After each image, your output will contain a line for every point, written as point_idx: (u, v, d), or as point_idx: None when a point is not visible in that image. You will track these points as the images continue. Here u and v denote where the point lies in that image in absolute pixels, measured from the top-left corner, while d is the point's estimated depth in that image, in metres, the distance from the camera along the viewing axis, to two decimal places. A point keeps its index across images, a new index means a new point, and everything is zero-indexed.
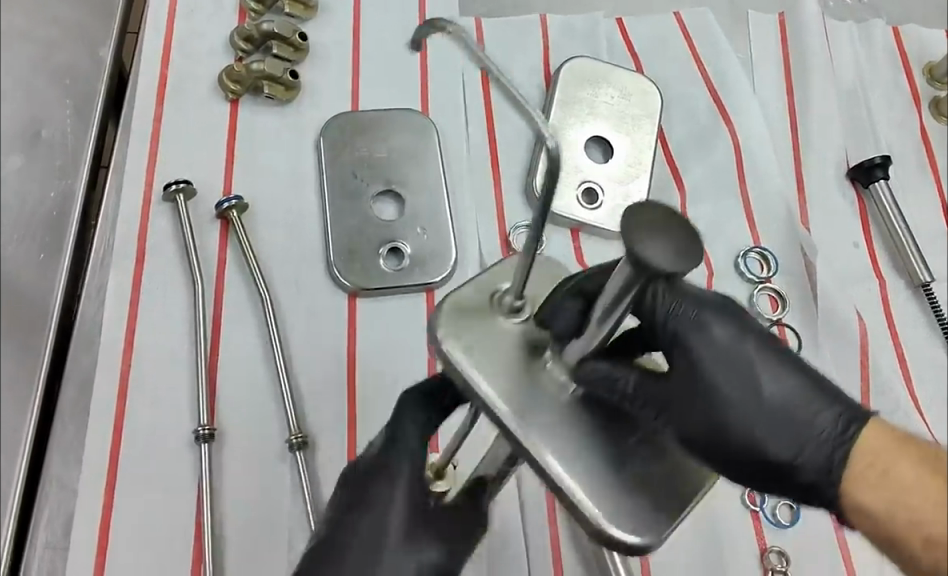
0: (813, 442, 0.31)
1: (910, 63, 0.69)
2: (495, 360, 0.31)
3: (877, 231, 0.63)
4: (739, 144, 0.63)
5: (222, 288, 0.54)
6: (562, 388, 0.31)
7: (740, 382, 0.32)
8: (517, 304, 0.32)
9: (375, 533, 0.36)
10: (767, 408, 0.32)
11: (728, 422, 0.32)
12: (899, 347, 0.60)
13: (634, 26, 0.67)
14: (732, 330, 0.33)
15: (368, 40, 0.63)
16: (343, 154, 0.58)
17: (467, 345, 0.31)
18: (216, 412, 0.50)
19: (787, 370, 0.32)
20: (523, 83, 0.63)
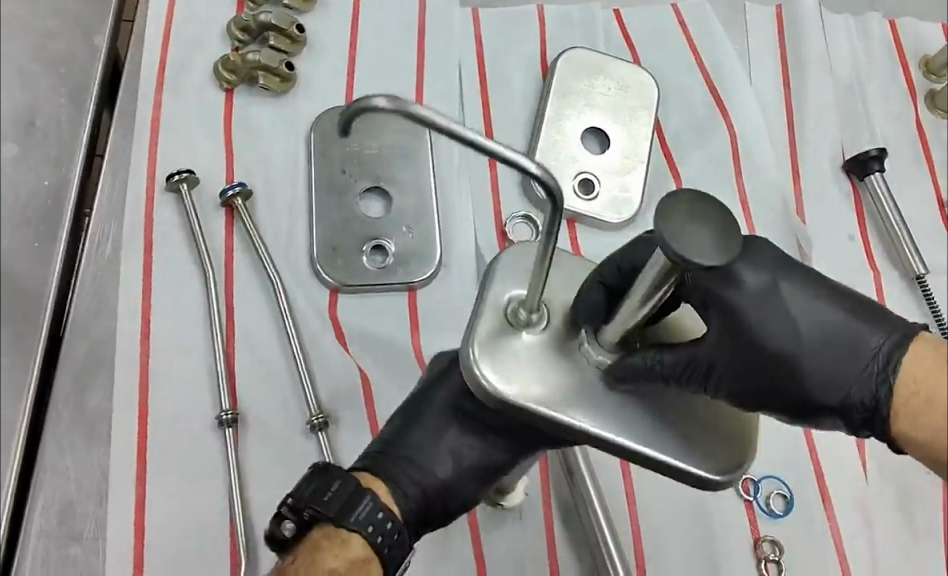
0: (860, 380, 0.29)
1: (906, 55, 0.69)
2: (528, 368, 0.32)
3: (872, 223, 0.63)
4: (735, 137, 0.63)
5: (232, 277, 0.54)
6: (596, 365, 0.33)
7: (777, 330, 0.29)
8: (533, 318, 0.33)
9: (444, 406, 0.36)
10: (813, 353, 0.29)
11: (766, 375, 0.30)
12: None
13: (631, 18, 0.67)
14: (767, 275, 0.29)
15: (366, 28, 0.62)
16: (335, 148, 0.58)
17: (495, 364, 0.32)
18: (237, 400, 0.51)
19: (823, 300, 0.29)
20: (519, 74, 0.63)
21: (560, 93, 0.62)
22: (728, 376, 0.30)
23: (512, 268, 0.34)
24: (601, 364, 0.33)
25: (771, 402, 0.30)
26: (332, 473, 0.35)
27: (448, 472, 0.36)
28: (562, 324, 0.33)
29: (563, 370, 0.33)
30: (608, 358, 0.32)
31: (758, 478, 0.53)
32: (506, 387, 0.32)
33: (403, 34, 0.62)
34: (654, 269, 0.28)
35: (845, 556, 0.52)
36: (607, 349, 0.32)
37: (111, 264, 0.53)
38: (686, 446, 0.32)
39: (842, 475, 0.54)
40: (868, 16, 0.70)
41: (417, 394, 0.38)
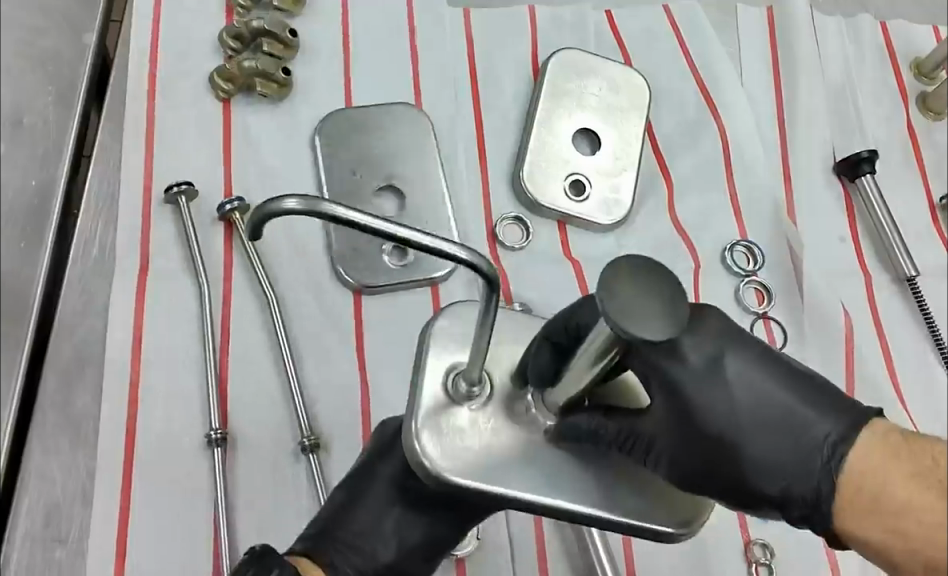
0: (804, 471, 0.27)
1: (897, 58, 0.70)
2: (469, 444, 0.30)
3: (862, 225, 0.63)
4: (726, 138, 0.63)
5: (228, 276, 0.53)
6: (539, 429, 0.31)
7: (716, 409, 0.27)
8: (474, 391, 0.31)
9: (388, 483, 0.33)
10: (755, 436, 0.27)
11: (702, 456, 0.28)
12: (884, 341, 0.60)
13: (622, 20, 0.67)
14: (709, 348, 0.28)
15: (357, 28, 0.62)
16: (341, 150, 0.58)
17: (435, 442, 0.30)
18: (227, 417, 0.49)
19: (768, 377, 0.28)
20: (510, 76, 0.63)
21: (551, 94, 0.62)
22: (665, 452, 0.29)
23: (448, 334, 0.32)
24: (542, 426, 0.31)
25: (709, 485, 0.28)
26: (266, 559, 0.32)
27: (391, 556, 0.33)
28: (505, 388, 0.31)
29: (508, 438, 0.31)
30: (551, 421, 0.31)
31: None
32: (449, 467, 0.30)
33: (395, 36, 0.62)
34: (597, 341, 0.27)
35: (834, 559, 0.52)
36: (552, 411, 0.31)
37: (98, 265, 0.52)
38: (637, 499, 0.31)
39: None
40: (860, 19, 0.70)
41: (362, 463, 0.35)
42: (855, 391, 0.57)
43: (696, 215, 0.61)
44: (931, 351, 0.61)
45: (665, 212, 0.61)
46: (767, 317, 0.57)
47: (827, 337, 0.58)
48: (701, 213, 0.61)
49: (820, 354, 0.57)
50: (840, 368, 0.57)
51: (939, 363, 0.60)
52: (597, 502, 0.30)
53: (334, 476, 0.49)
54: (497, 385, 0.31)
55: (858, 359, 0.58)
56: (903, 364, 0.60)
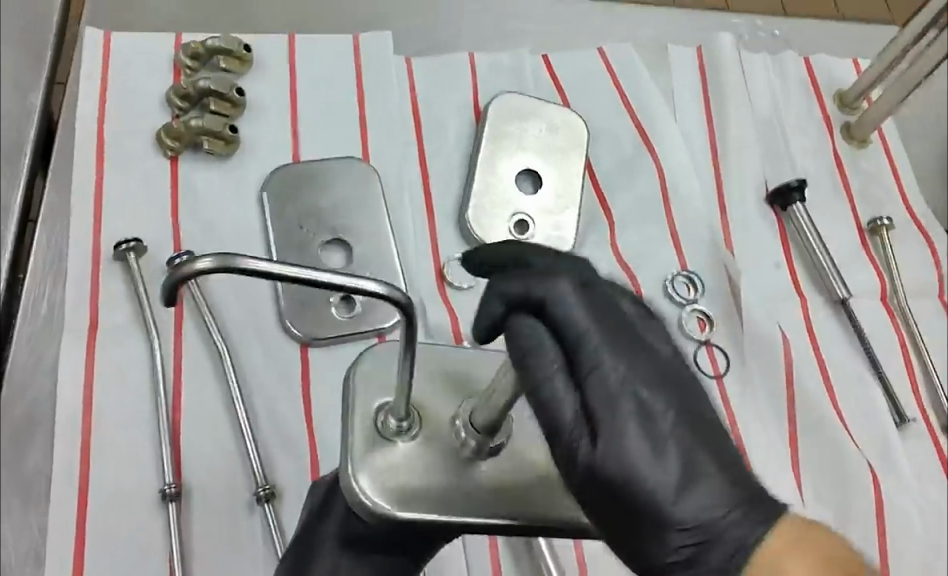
0: (666, 484, 0.30)
1: (821, 90, 0.74)
2: (398, 472, 0.31)
3: (795, 249, 0.65)
4: (663, 172, 0.65)
5: (181, 322, 0.53)
6: (464, 453, 0.31)
7: (613, 398, 0.31)
8: (404, 425, 0.31)
9: (331, 537, 0.34)
10: (651, 437, 0.30)
11: (611, 437, 0.30)
12: (823, 364, 0.60)
13: (559, 65, 0.70)
14: (624, 368, 0.31)
15: (305, 80, 0.64)
16: (287, 205, 0.58)
17: (365, 475, 0.30)
18: (181, 471, 0.49)
19: (658, 395, 0.31)
20: (454, 122, 0.65)
21: (492, 137, 0.64)
22: (575, 430, 0.30)
23: (377, 379, 0.33)
24: (469, 448, 0.31)
25: (601, 483, 0.30)
26: None
27: None
28: (437, 419, 0.32)
29: (440, 461, 0.31)
30: (475, 442, 0.31)
31: None
32: (381, 500, 0.30)
33: (341, 88, 0.64)
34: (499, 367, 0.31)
35: None
36: (476, 432, 0.31)
37: (47, 325, 0.51)
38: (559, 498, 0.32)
39: (777, 488, 0.55)
40: (785, 56, 0.74)
41: (305, 527, 0.35)
42: (796, 424, 0.57)
43: (636, 248, 0.63)
44: (867, 370, 0.61)
45: (607, 246, 0.63)
46: (710, 343, 0.59)
47: (767, 361, 0.59)
48: (642, 247, 0.63)
49: (762, 379, 0.59)
50: (780, 387, 0.59)
51: (877, 384, 0.60)
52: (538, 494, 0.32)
53: (287, 522, 0.49)
54: (427, 417, 0.32)
55: (799, 380, 0.59)
56: (842, 386, 0.60)
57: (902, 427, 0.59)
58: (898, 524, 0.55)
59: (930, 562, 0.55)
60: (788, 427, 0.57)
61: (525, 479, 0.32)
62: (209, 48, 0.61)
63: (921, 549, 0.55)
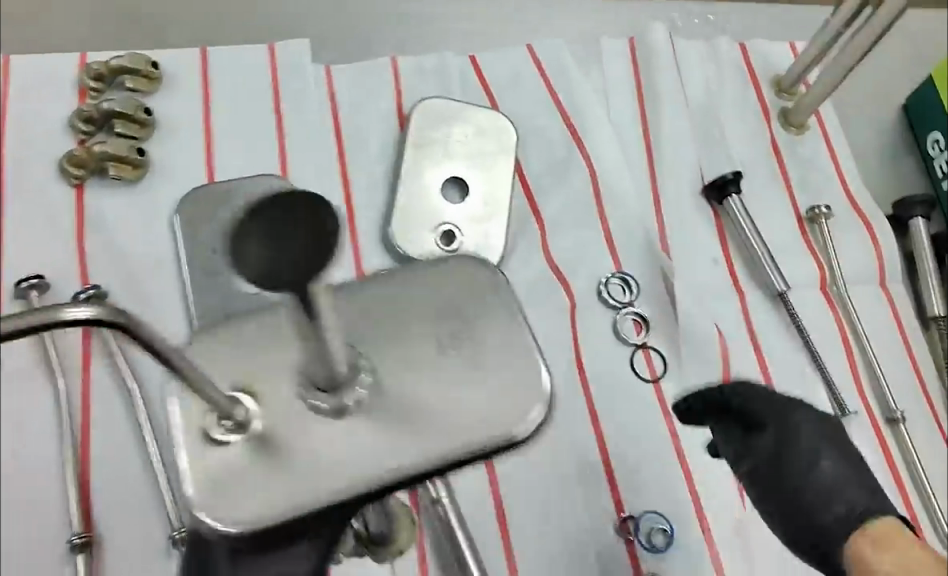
0: (845, 510, 0.37)
1: (757, 76, 0.72)
2: (249, 487, 0.27)
3: (734, 244, 0.64)
4: (594, 171, 0.64)
5: (89, 358, 0.51)
6: (317, 411, 0.29)
7: (807, 429, 0.39)
8: (229, 422, 0.28)
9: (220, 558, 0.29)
10: (826, 469, 0.38)
11: (786, 454, 0.39)
12: (764, 363, 0.59)
13: (486, 64, 0.67)
14: (814, 411, 0.40)
15: (219, 96, 0.62)
16: (202, 228, 0.55)
17: (212, 504, 0.27)
18: (92, 518, 0.47)
19: (832, 439, 0.39)
20: (376, 131, 0.63)
21: (416, 145, 0.62)
22: (768, 442, 0.40)
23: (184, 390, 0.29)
24: (322, 406, 0.29)
25: (804, 492, 0.38)
26: None
27: None
28: (269, 391, 0.29)
29: (293, 444, 0.28)
30: (325, 403, 0.29)
31: (639, 517, 0.53)
32: (239, 527, 0.27)
33: (257, 104, 0.62)
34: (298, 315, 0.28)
35: None
36: (321, 391, 0.29)
37: None
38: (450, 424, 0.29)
39: (715, 493, 0.54)
40: (720, 42, 0.72)
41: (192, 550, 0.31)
42: None
43: (568, 253, 0.61)
44: (808, 366, 0.60)
45: (538, 252, 0.61)
46: (647, 347, 0.58)
47: (703, 361, 0.58)
48: (573, 251, 0.61)
49: (698, 380, 0.58)
50: None
51: (819, 380, 0.59)
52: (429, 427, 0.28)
53: None
54: (257, 397, 0.29)
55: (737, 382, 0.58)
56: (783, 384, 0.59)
57: (844, 421, 0.58)
58: None
59: None
60: None
61: (401, 414, 0.29)
62: (113, 68, 0.59)
63: None
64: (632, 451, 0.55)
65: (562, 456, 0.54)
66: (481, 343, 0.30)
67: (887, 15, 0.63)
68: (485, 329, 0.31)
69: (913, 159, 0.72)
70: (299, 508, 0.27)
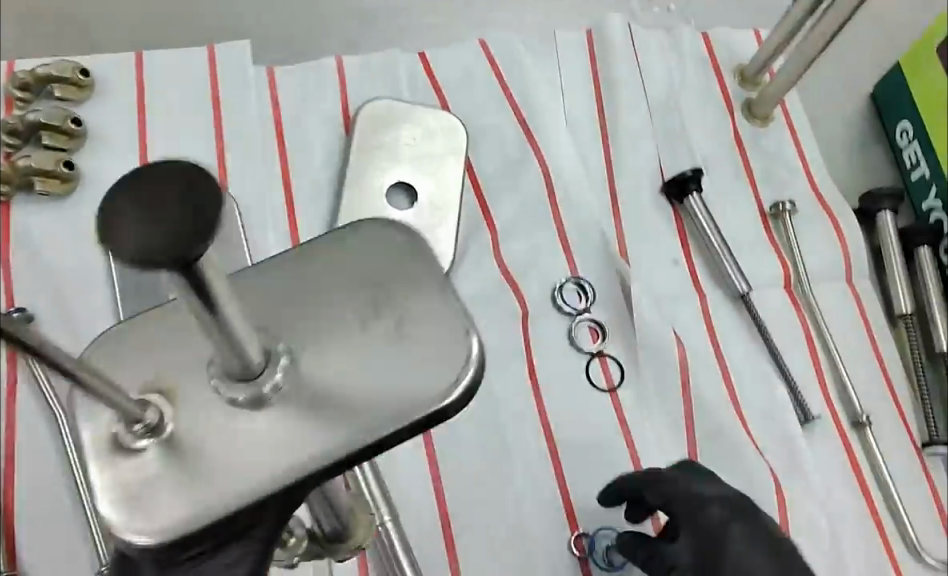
0: None
1: (720, 66, 0.70)
2: (165, 494, 0.24)
3: (694, 244, 0.62)
4: (548, 171, 0.62)
5: (15, 387, 0.50)
6: (233, 403, 0.25)
7: (714, 526, 0.43)
8: (140, 429, 0.24)
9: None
10: (739, 557, 0.42)
11: (700, 551, 0.43)
12: (725, 367, 0.57)
13: (436, 61, 0.65)
14: (724, 506, 0.44)
15: (153, 102, 0.59)
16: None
17: (124, 520, 0.23)
18: (19, 549, 0.47)
19: (742, 526, 0.43)
20: (320, 137, 0.61)
21: (361, 149, 0.60)
22: (684, 546, 0.44)
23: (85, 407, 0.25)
24: (233, 398, 0.24)
25: None
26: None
27: None
28: (175, 391, 0.25)
29: (204, 440, 0.24)
30: (240, 394, 0.24)
31: (593, 533, 0.51)
32: (156, 538, 0.23)
33: (194, 109, 0.59)
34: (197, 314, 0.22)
35: None
36: (230, 382, 0.24)
37: None
38: (368, 404, 0.25)
39: None
40: (682, 31, 0.69)
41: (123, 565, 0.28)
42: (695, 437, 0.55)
43: (520, 258, 0.59)
44: (771, 370, 0.57)
45: (490, 257, 0.59)
46: (603, 355, 0.56)
47: (660, 367, 0.56)
48: (526, 256, 0.59)
49: (656, 387, 0.56)
50: (677, 399, 0.56)
51: (783, 384, 0.57)
52: (345, 407, 0.24)
53: None
54: (165, 400, 0.25)
55: (696, 389, 0.56)
56: (746, 390, 0.57)
57: (807, 426, 0.56)
58: (804, 531, 0.52)
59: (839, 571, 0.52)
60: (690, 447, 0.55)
61: (317, 394, 0.25)
62: (39, 77, 0.57)
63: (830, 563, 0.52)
64: (586, 462, 0.53)
65: (512, 470, 0.52)
66: (405, 316, 0.26)
67: (847, 5, 0.59)
68: (408, 296, 0.26)
69: (881, 149, 0.70)
70: (211, 517, 0.23)
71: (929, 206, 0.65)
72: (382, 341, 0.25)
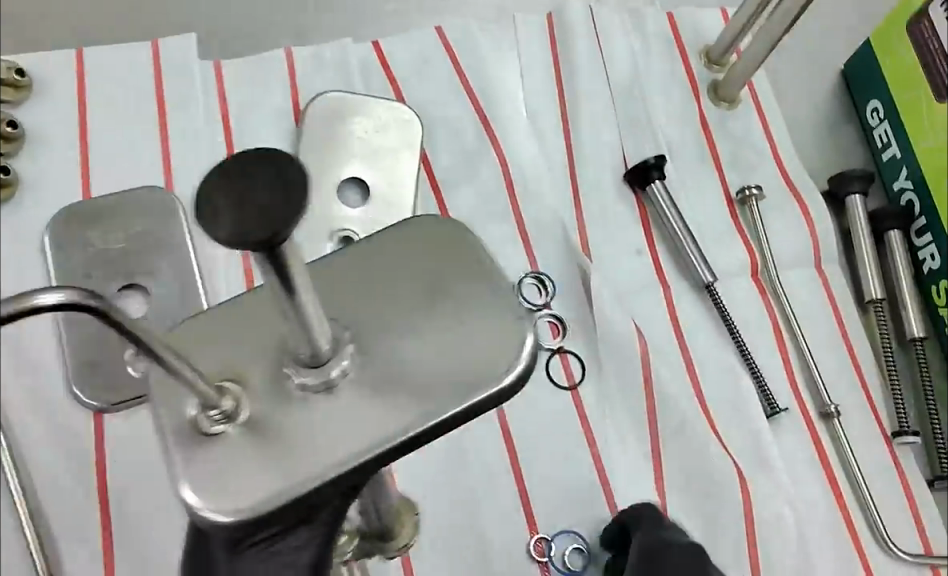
0: None
1: (684, 46, 0.67)
2: (246, 476, 0.25)
3: (658, 233, 0.60)
4: (506, 164, 0.60)
5: None
6: (307, 390, 0.27)
7: None
8: (218, 414, 0.26)
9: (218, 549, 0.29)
10: None
11: None
12: (688, 359, 0.56)
13: (391, 50, 0.63)
14: None
15: (96, 102, 0.57)
16: (75, 251, 0.54)
17: (206, 496, 0.25)
18: None
19: None
20: (270, 134, 0.59)
21: (312, 144, 0.58)
22: None
23: (166, 389, 0.27)
24: (303, 383, 0.27)
25: None
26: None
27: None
28: (252, 372, 0.27)
29: (283, 419, 0.26)
30: (310, 378, 0.26)
31: (552, 537, 0.50)
32: (236, 515, 0.25)
33: (139, 108, 0.57)
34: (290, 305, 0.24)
35: None
36: (304, 368, 0.26)
37: None
38: (442, 384, 0.27)
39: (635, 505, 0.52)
40: (646, 11, 0.67)
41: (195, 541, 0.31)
42: (660, 434, 0.53)
43: None
44: (738, 362, 0.56)
45: None
46: (564, 351, 0.55)
47: (622, 363, 0.55)
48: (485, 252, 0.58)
49: (618, 383, 0.54)
50: (640, 395, 0.54)
51: (749, 375, 0.56)
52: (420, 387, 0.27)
53: None
54: (237, 384, 0.27)
55: (659, 385, 0.54)
56: (711, 384, 0.55)
57: (773, 418, 0.55)
58: (768, 527, 0.51)
59: (803, 567, 0.51)
60: (653, 444, 0.53)
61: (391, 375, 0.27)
62: None
63: (793, 559, 0.51)
64: (547, 461, 0.52)
65: (469, 473, 0.51)
66: (459, 303, 0.28)
67: None
68: (462, 284, 0.28)
69: (852, 128, 0.68)
70: (297, 490, 0.25)
71: (899, 187, 0.63)
72: (448, 324, 0.28)
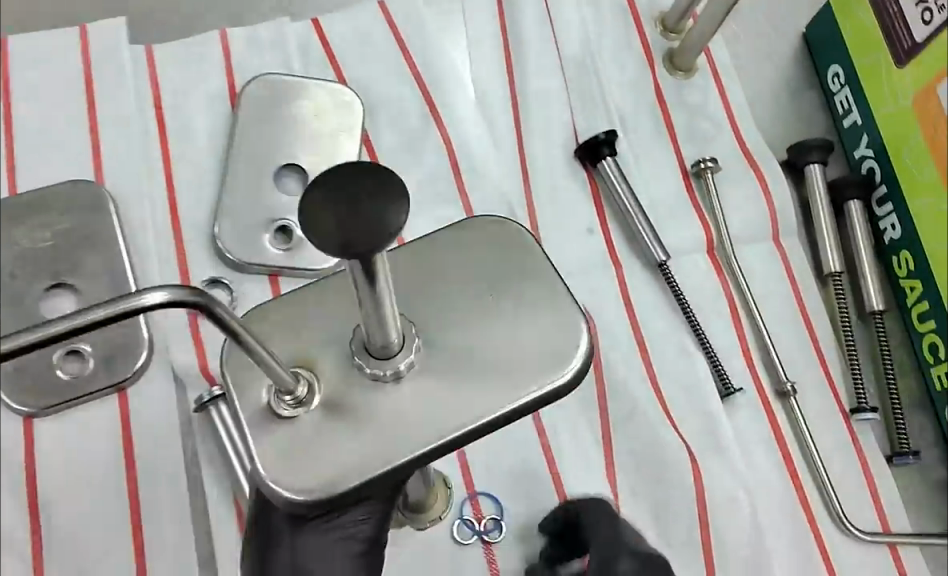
0: None
1: (639, 11, 0.63)
2: (321, 456, 0.30)
3: (610, 210, 0.58)
4: (451, 146, 0.59)
5: None
6: (375, 379, 0.31)
7: None
8: (297, 395, 0.30)
9: (281, 521, 0.37)
10: None
11: None
12: (641, 338, 0.55)
13: (331, 28, 0.60)
14: None
15: (22, 94, 0.55)
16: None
17: (282, 473, 0.30)
18: None
19: None
20: (204, 121, 0.57)
21: (248, 130, 0.56)
22: None
23: (244, 366, 0.31)
24: (366, 371, 0.31)
25: None
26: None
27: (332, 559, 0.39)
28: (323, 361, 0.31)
29: (356, 403, 0.30)
30: (380, 369, 0.30)
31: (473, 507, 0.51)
32: (306, 494, 0.29)
33: (68, 99, 0.56)
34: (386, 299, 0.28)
35: None
36: (371, 358, 0.30)
37: None
38: (499, 377, 0.31)
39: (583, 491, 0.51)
40: None
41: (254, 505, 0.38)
42: (610, 421, 0.53)
43: None
44: (693, 343, 0.55)
45: None
46: None
47: None
48: None
49: None
50: (589, 379, 0.53)
51: (702, 355, 0.54)
52: (479, 379, 0.31)
53: None
54: (310, 371, 0.31)
55: (607, 366, 0.54)
56: (663, 366, 0.54)
57: (728, 399, 0.54)
58: (717, 512, 0.50)
59: (754, 552, 0.50)
60: (603, 430, 0.53)
61: (452, 368, 0.31)
62: None
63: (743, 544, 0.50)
64: (492, 451, 0.52)
65: None
66: (515, 302, 0.32)
67: None
68: (519, 289, 0.32)
69: (814, 94, 0.65)
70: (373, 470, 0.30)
71: (860, 154, 0.60)
72: (501, 323, 0.32)
